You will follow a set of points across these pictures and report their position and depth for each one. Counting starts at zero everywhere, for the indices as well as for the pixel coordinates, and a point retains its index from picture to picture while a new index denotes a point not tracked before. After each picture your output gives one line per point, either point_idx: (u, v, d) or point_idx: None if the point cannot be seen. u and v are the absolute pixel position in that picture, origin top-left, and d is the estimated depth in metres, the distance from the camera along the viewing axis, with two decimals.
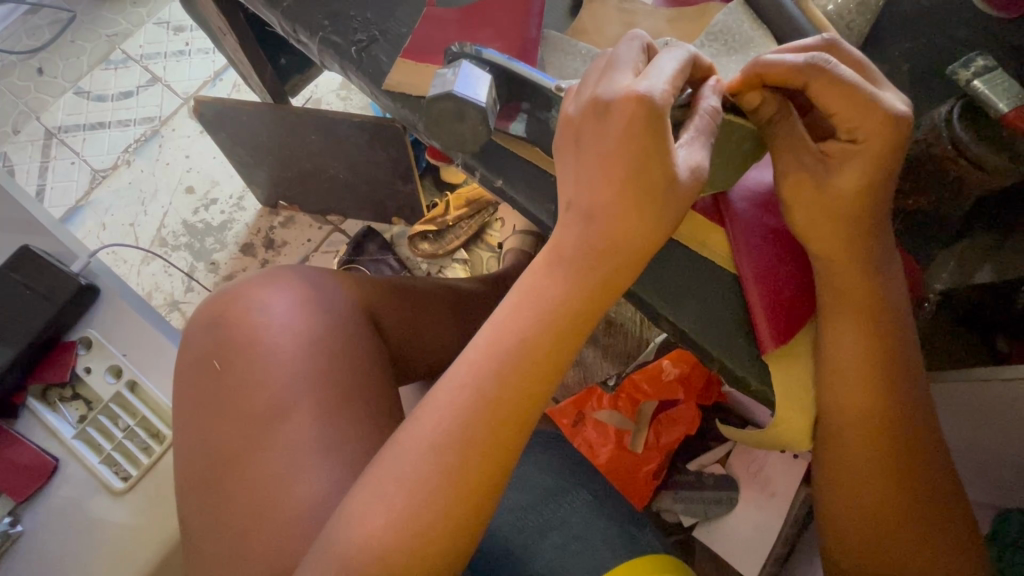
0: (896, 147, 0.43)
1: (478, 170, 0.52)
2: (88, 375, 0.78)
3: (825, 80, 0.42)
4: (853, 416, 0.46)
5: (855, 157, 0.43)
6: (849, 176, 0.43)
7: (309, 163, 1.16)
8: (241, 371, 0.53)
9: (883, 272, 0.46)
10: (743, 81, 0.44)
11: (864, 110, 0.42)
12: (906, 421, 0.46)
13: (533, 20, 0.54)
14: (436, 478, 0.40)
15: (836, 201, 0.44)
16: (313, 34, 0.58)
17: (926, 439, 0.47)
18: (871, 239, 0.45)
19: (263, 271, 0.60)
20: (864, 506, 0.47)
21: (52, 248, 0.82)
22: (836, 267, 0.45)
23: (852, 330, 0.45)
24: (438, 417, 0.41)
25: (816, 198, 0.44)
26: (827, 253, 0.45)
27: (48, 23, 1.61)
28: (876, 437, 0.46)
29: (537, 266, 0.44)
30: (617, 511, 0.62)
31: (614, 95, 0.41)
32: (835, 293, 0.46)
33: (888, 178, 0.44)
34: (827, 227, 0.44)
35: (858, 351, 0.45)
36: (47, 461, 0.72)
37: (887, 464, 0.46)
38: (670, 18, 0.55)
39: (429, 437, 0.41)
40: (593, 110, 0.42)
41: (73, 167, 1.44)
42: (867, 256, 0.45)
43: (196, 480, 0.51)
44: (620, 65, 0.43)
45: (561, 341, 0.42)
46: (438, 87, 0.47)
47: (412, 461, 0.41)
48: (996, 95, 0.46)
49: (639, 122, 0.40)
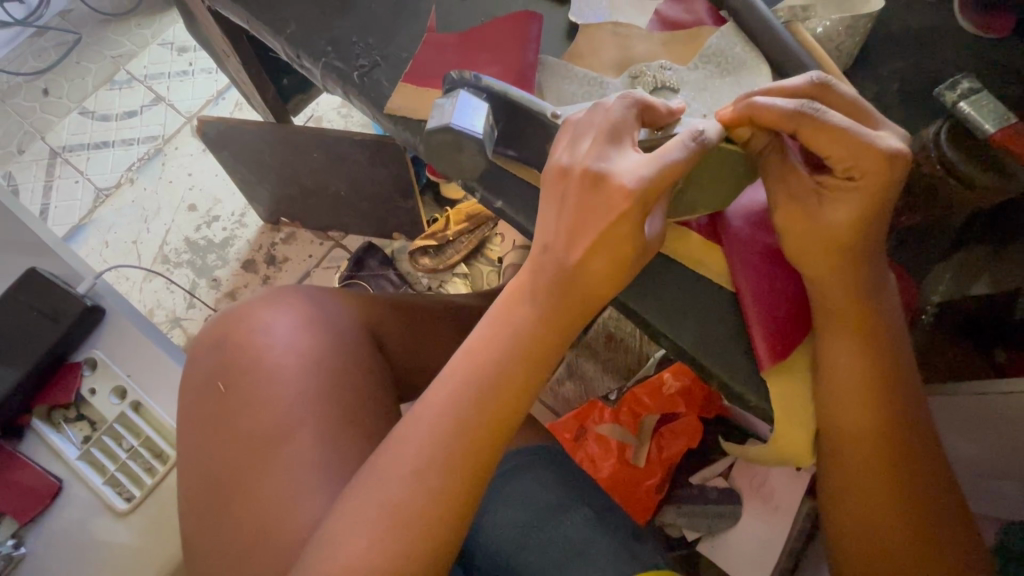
0: (894, 183, 0.43)
1: (478, 191, 0.53)
2: (93, 397, 0.79)
3: (813, 123, 0.42)
4: (853, 434, 0.46)
5: (849, 193, 0.43)
6: (842, 211, 0.44)
7: (310, 181, 1.18)
8: (243, 393, 0.53)
9: (880, 293, 0.46)
10: (737, 116, 0.45)
11: (855, 150, 0.42)
12: (907, 436, 0.47)
13: (531, 46, 0.56)
14: (420, 501, 0.42)
15: (832, 235, 0.44)
16: (316, 60, 0.59)
17: (928, 453, 0.47)
18: (869, 262, 0.45)
19: (266, 291, 0.60)
20: (872, 522, 0.47)
21: (56, 268, 0.82)
22: (832, 292, 0.45)
23: (850, 352, 0.46)
24: (423, 443, 0.43)
25: (811, 227, 0.44)
26: (823, 279, 0.45)
27: (54, 46, 1.64)
28: (877, 454, 0.46)
29: (509, 295, 0.47)
30: (618, 527, 0.61)
31: (625, 173, 0.42)
32: (833, 316, 0.46)
33: (881, 216, 0.44)
34: (823, 255, 0.44)
35: (857, 371, 0.45)
36: (52, 483, 0.72)
37: (892, 481, 0.46)
38: (664, 40, 0.56)
39: (412, 462, 0.43)
40: (588, 183, 0.43)
41: (77, 186, 1.46)
42: (864, 281, 0.45)
43: (196, 501, 0.52)
44: (625, 139, 0.45)
45: (539, 366, 0.45)
46: (436, 119, 0.48)
47: (395, 485, 0.42)
48: (982, 117, 0.47)
49: (651, 190, 0.42)
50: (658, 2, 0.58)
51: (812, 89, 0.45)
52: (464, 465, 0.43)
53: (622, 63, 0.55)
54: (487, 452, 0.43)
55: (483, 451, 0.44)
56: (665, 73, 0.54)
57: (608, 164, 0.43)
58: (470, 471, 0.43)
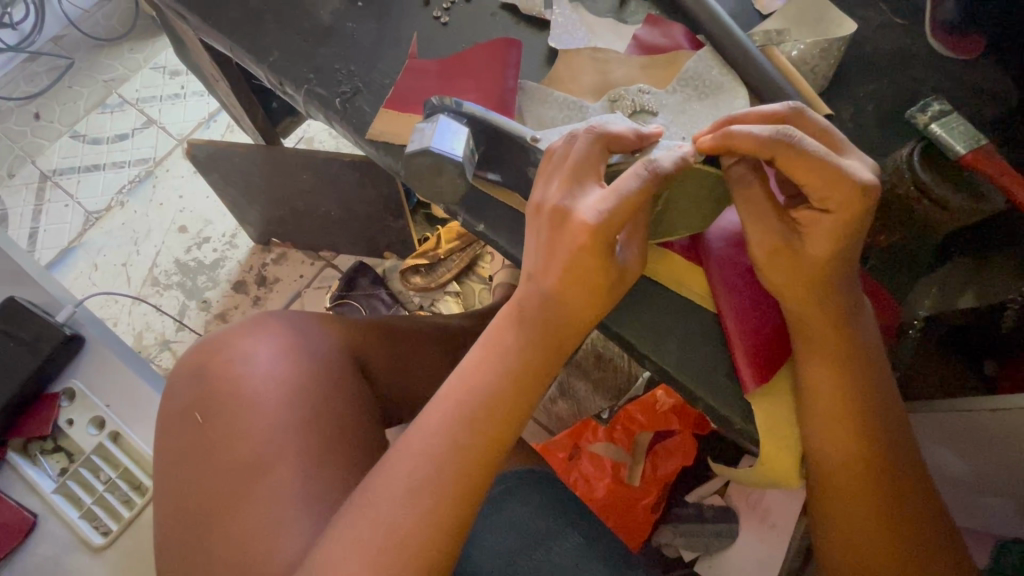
0: (866, 213, 0.43)
1: (460, 216, 0.52)
2: (70, 428, 0.77)
3: (792, 151, 0.42)
4: (839, 460, 0.46)
5: (823, 223, 0.43)
6: (819, 243, 0.43)
7: (301, 202, 1.18)
8: (223, 421, 0.52)
9: (858, 319, 0.46)
10: (713, 146, 0.45)
11: (833, 181, 0.42)
12: (894, 463, 0.46)
13: (511, 72, 0.57)
14: (413, 524, 0.41)
15: (809, 265, 0.44)
16: (299, 87, 0.59)
17: (916, 478, 0.47)
18: (845, 291, 0.45)
19: (248, 317, 0.60)
20: (860, 551, 0.47)
21: (38, 297, 0.81)
22: (808, 320, 0.45)
23: (830, 378, 0.45)
24: (414, 464, 0.43)
25: (784, 258, 0.44)
26: (799, 308, 0.45)
27: (46, 70, 1.66)
28: (863, 479, 0.46)
29: (499, 321, 0.47)
30: (608, 552, 0.61)
31: (584, 209, 0.43)
32: (814, 344, 0.45)
33: (855, 244, 0.44)
34: (802, 285, 0.44)
35: (838, 397, 0.45)
36: (25, 517, 0.71)
37: (880, 510, 0.46)
38: (643, 65, 0.57)
39: (405, 482, 0.42)
40: (554, 220, 0.44)
41: (67, 210, 1.46)
42: (843, 309, 0.45)
43: (177, 533, 0.50)
44: (589, 176, 0.45)
45: (526, 390, 0.45)
46: (415, 142, 0.48)
47: (389, 507, 0.42)
48: (954, 139, 0.48)
49: (612, 224, 0.42)
50: (635, 27, 0.59)
51: (788, 115, 0.45)
52: (452, 491, 0.42)
53: (601, 87, 0.56)
54: (471, 480, 0.43)
55: (467, 479, 0.43)
56: (644, 97, 0.54)
57: (572, 200, 0.44)
58: (454, 504, 0.42)
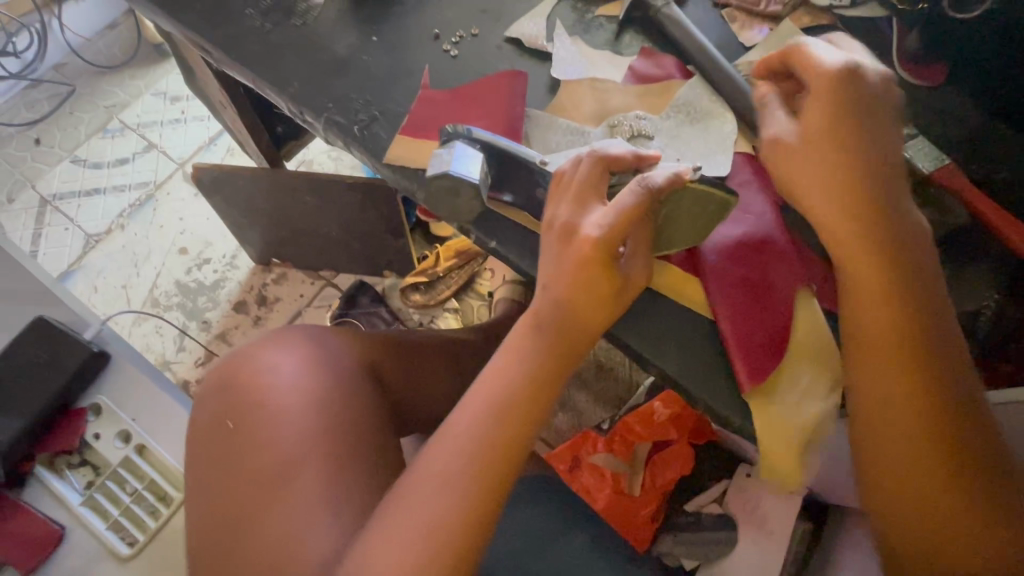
0: (843, 100, 0.48)
1: (473, 233, 0.56)
2: (97, 441, 0.81)
3: (798, 51, 0.50)
4: (887, 396, 0.47)
5: (849, 87, 0.48)
6: (808, 133, 0.49)
7: (302, 223, 1.22)
8: (252, 430, 0.55)
9: (905, 256, 0.48)
10: (761, 68, 0.53)
11: (813, 72, 0.49)
12: (947, 399, 0.47)
13: (518, 101, 0.62)
14: (448, 510, 0.45)
15: (849, 152, 0.48)
16: (319, 115, 0.63)
17: (973, 422, 0.47)
18: (885, 193, 0.48)
19: (270, 331, 0.63)
20: (911, 491, 0.47)
21: (64, 316, 0.86)
22: (845, 250, 0.48)
23: (879, 309, 0.47)
24: (450, 457, 0.46)
25: (822, 157, 0.48)
26: (834, 236, 0.48)
27: (47, 97, 1.69)
28: (915, 415, 0.46)
29: (517, 329, 0.50)
30: (615, 550, 0.64)
31: (589, 226, 0.48)
32: (863, 290, 0.48)
33: (853, 140, 0.48)
34: (836, 212, 0.48)
35: (894, 348, 0.47)
36: (54, 530, 0.75)
37: (938, 464, 0.46)
38: (638, 93, 0.61)
39: (441, 472, 0.46)
40: (564, 235, 0.49)
41: (68, 233, 1.48)
42: (890, 216, 0.48)
43: (211, 536, 0.53)
44: (595, 195, 0.49)
45: (546, 392, 0.48)
46: (434, 167, 0.53)
47: (428, 496, 0.45)
48: (919, 159, 0.55)
49: (614, 237, 0.47)
50: (631, 58, 0.64)
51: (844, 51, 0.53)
52: (479, 484, 0.46)
53: (601, 114, 0.61)
54: (494, 474, 0.46)
55: (489, 478, 0.46)
56: (641, 123, 0.59)
57: (580, 220, 0.48)
58: (480, 499, 0.45)
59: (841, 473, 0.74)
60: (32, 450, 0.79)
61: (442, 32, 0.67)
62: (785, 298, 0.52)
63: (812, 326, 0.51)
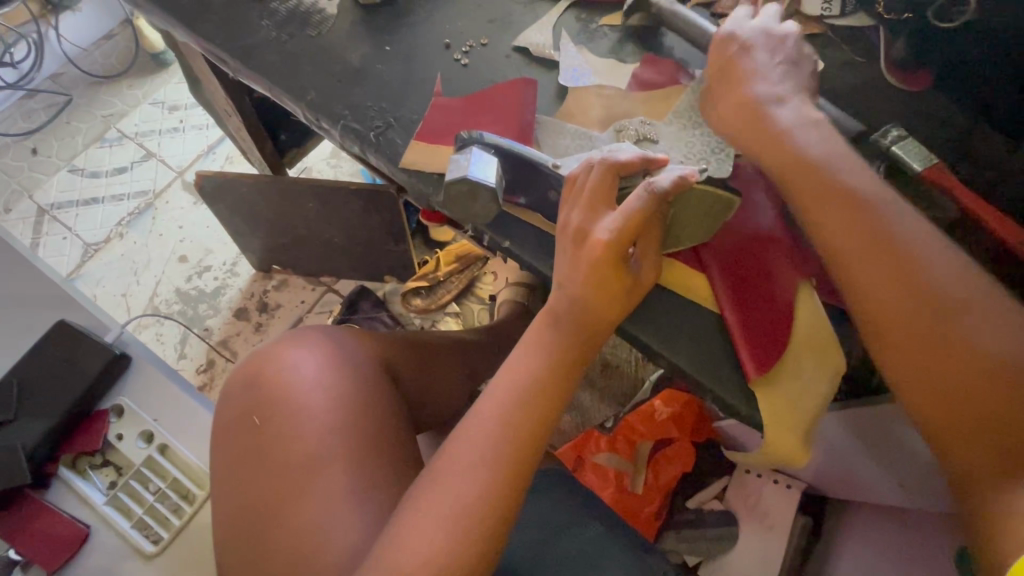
0: (727, 61, 0.58)
1: (487, 235, 0.59)
2: (120, 442, 0.84)
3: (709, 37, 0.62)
4: (872, 296, 0.48)
5: (730, 47, 0.58)
6: (713, 96, 0.59)
7: (306, 229, 1.23)
8: (278, 426, 0.56)
9: (849, 173, 0.52)
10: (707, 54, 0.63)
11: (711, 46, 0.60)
12: (938, 288, 0.47)
13: (528, 108, 0.64)
14: (476, 491, 0.47)
15: (747, 96, 0.56)
16: (335, 122, 0.66)
17: (974, 307, 0.46)
18: (794, 121, 0.54)
19: (290, 332, 0.65)
20: (939, 389, 0.45)
21: (82, 321, 0.89)
22: (793, 174, 0.53)
23: (833, 219, 0.50)
24: (477, 442, 0.49)
25: (736, 106, 0.56)
26: (779, 164, 0.54)
27: (44, 107, 1.70)
28: (904, 308, 0.47)
29: (536, 325, 0.53)
30: (627, 538, 0.66)
31: (601, 229, 0.50)
32: (812, 206, 0.51)
33: (749, 87, 0.56)
34: (773, 146, 0.54)
35: (867, 255, 0.49)
36: (80, 529, 0.76)
37: (958, 355, 0.45)
38: (642, 99, 0.64)
39: (469, 456, 0.48)
40: (578, 238, 0.51)
41: (66, 242, 1.49)
42: (805, 141, 0.53)
43: (242, 528, 0.55)
44: (606, 199, 0.51)
45: (564, 383, 0.51)
46: (453, 172, 0.55)
47: (457, 479, 0.48)
48: (910, 158, 0.57)
49: (625, 239, 0.49)
50: (634, 66, 0.67)
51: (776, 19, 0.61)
52: (504, 468, 0.48)
53: (608, 119, 0.63)
54: (518, 458, 0.48)
55: (515, 463, 0.48)
56: (646, 127, 0.62)
57: (593, 225, 0.51)
58: (504, 482, 0.48)
59: (838, 465, 0.77)
60: (57, 451, 0.81)
61: (452, 42, 0.69)
62: (784, 294, 0.54)
63: (812, 323, 0.53)
